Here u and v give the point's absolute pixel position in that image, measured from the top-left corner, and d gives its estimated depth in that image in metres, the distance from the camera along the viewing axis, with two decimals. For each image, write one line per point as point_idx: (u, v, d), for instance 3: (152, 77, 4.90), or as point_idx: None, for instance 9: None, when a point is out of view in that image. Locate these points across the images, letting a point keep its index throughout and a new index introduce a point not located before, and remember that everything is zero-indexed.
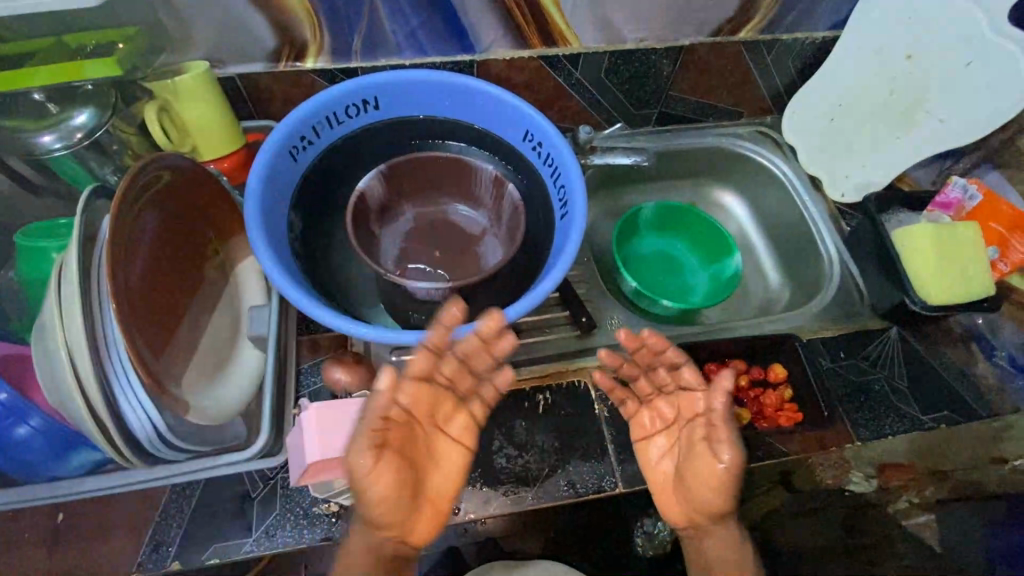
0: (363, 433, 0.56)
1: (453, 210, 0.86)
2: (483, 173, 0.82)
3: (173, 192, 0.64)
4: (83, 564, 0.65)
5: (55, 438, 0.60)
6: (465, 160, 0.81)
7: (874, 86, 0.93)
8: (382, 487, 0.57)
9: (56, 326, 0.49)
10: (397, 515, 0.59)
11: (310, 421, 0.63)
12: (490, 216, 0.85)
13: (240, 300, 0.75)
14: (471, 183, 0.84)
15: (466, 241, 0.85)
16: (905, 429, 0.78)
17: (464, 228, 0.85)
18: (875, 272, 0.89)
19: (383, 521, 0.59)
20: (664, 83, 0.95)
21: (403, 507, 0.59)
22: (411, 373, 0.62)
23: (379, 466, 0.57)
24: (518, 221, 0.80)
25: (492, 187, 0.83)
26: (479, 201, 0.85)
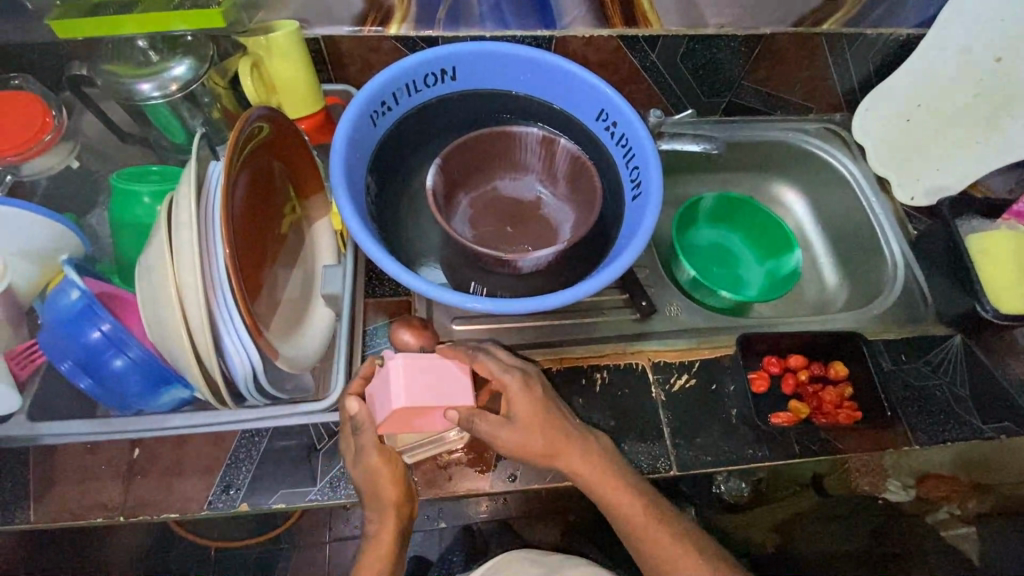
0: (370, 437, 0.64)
1: (506, 182, 0.85)
2: (527, 138, 0.80)
3: (264, 144, 0.65)
4: (156, 499, 0.67)
5: (146, 375, 0.61)
6: (508, 130, 0.79)
7: (955, 89, 0.92)
8: (384, 484, 0.64)
9: (168, 262, 0.51)
10: (393, 517, 0.65)
11: (398, 376, 0.63)
12: (543, 180, 0.84)
13: (313, 259, 0.78)
14: (515, 150, 0.82)
15: (530, 207, 0.85)
16: (964, 436, 0.78)
17: (519, 198, 0.85)
18: (942, 279, 0.87)
19: (386, 522, 0.65)
20: (738, 72, 0.94)
21: (403, 504, 0.66)
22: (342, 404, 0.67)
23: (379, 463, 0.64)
24: (588, 172, 0.79)
25: (538, 148, 0.81)
26: (526, 166, 0.84)
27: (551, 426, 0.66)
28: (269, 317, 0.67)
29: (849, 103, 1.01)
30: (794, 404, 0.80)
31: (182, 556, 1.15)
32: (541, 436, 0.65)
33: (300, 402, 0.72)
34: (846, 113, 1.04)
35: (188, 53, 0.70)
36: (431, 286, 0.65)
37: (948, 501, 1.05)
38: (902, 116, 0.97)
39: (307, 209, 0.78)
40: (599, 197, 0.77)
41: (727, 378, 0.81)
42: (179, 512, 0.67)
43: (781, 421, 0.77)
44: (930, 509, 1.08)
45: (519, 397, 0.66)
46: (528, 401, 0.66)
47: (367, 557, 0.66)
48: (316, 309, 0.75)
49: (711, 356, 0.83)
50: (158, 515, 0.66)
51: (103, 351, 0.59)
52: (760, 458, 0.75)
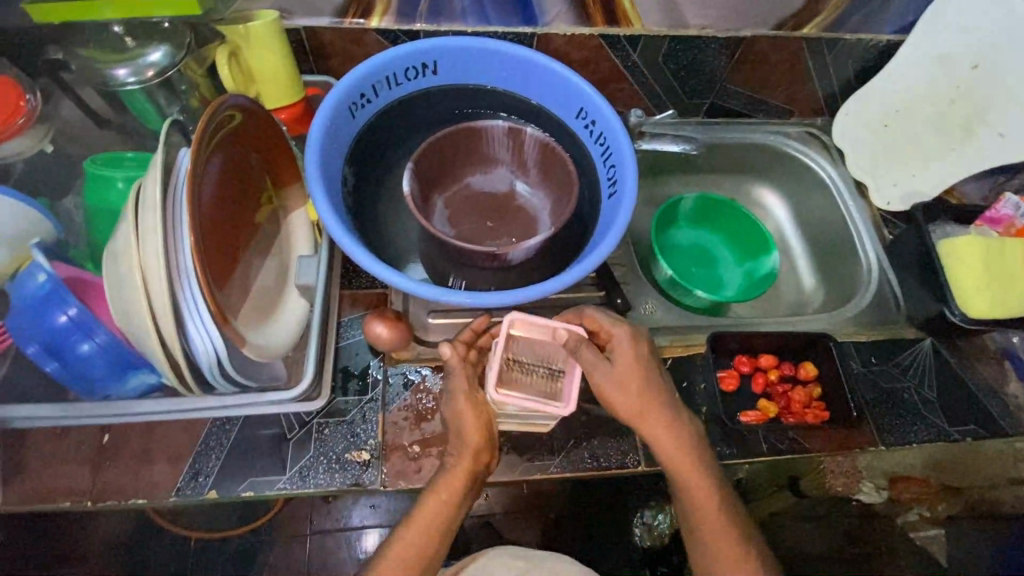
0: (460, 384, 0.67)
1: (477, 177, 0.84)
2: (493, 131, 0.79)
3: (238, 132, 0.65)
4: (125, 484, 0.67)
5: (114, 359, 0.62)
6: (472, 126, 0.78)
7: (933, 95, 0.93)
8: (460, 463, 0.66)
9: (132, 246, 0.51)
10: (453, 499, 0.66)
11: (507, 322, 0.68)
12: (515, 172, 0.84)
13: (290, 250, 0.78)
14: (480, 145, 0.81)
15: (505, 200, 0.85)
16: (929, 438, 0.79)
17: (492, 192, 0.85)
18: (914, 283, 0.89)
19: (448, 502, 0.66)
20: (719, 74, 0.95)
21: (469, 489, 0.67)
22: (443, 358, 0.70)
23: (463, 435, 0.66)
24: (559, 156, 0.79)
25: (506, 140, 0.81)
26: (494, 158, 0.83)
27: (645, 396, 0.67)
28: (239, 305, 0.67)
29: (829, 107, 1.03)
30: (763, 403, 0.81)
31: (163, 546, 1.15)
32: (631, 402, 0.67)
33: (270, 390, 0.69)
34: (827, 117, 1.05)
35: (165, 40, 0.70)
36: (402, 278, 0.65)
37: (919, 503, 1.06)
38: (880, 121, 0.98)
39: (284, 199, 0.79)
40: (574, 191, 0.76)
41: (699, 376, 0.81)
42: (147, 498, 0.67)
43: (749, 420, 0.80)
44: (901, 512, 1.10)
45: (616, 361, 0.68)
46: (627, 358, 0.68)
47: (410, 530, 0.67)
48: (289, 298, 0.75)
49: (684, 354, 0.83)
50: (125, 501, 0.67)
51: (70, 335, 0.59)
52: (727, 455, 0.76)
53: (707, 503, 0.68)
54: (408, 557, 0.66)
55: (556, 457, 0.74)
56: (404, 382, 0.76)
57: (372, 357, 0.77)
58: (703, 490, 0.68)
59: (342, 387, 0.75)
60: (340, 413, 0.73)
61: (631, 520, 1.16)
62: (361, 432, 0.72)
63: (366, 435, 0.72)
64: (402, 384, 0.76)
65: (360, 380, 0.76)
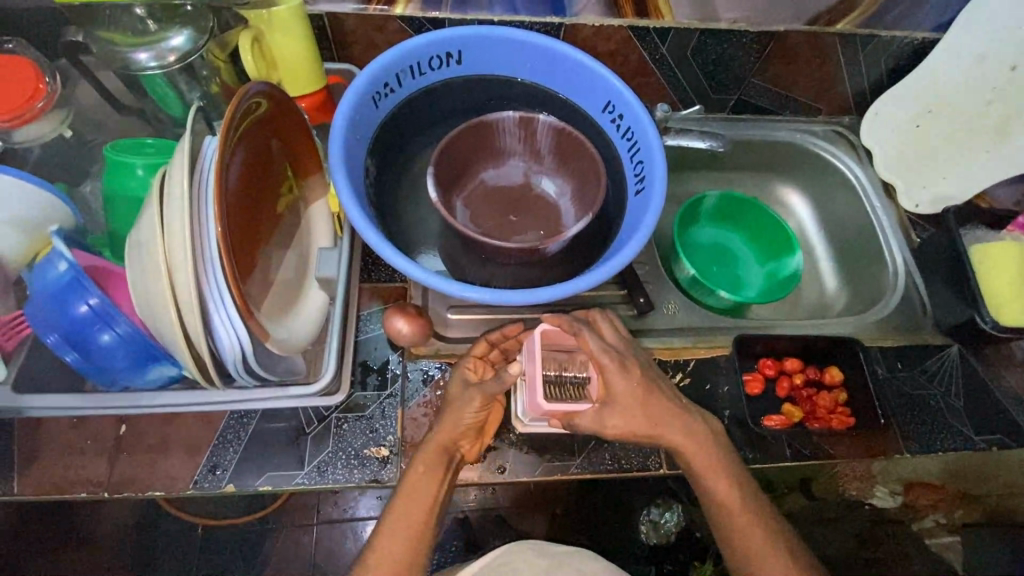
0: (461, 374, 0.70)
1: (490, 172, 0.82)
2: (504, 123, 0.77)
3: (261, 121, 0.64)
4: (141, 477, 0.67)
5: (134, 350, 0.61)
6: (483, 120, 0.76)
7: (969, 95, 0.91)
8: (436, 435, 0.66)
9: (158, 237, 0.49)
10: (433, 472, 0.65)
11: (539, 331, 0.68)
12: (528, 162, 0.82)
13: (310, 243, 0.76)
14: (491, 139, 0.79)
15: (521, 194, 0.83)
16: (955, 446, 0.78)
17: (507, 186, 0.83)
18: (941, 288, 0.87)
19: (427, 474, 0.65)
20: (748, 70, 0.92)
21: (448, 462, 0.66)
22: (472, 350, 0.71)
23: (452, 414, 0.66)
24: (575, 138, 0.76)
25: (516, 130, 0.78)
26: (505, 152, 0.81)
27: (662, 403, 0.66)
28: (260, 298, 0.65)
29: (858, 106, 1.00)
30: (787, 407, 0.80)
31: (169, 534, 1.14)
32: (647, 409, 0.65)
33: (290, 385, 0.68)
34: (855, 116, 1.02)
35: (186, 23, 0.68)
36: (428, 274, 0.64)
37: (935, 509, 1.06)
38: (912, 121, 0.95)
39: (304, 190, 0.77)
40: (603, 182, 0.73)
41: (721, 379, 0.80)
42: (164, 491, 0.66)
43: (774, 425, 0.78)
44: (916, 517, 1.08)
45: (617, 376, 0.64)
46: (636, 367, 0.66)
47: (397, 510, 0.65)
48: (309, 292, 0.74)
49: (707, 354, 0.82)
50: (143, 493, 0.66)
51: (90, 325, 0.58)
52: (750, 460, 0.75)
53: (728, 507, 0.67)
54: (400, 527, 0.64)
55: (577, 456, 0.74)
56: (423, 377, 0.75)
57: (391, 352, 0.76)
58: (723, 493, 0.67)
59: (361, 382, 0.74)
60: (359, 407, 0.72)
61: (637, 517, 1.15)
62: (380, 427, 0.71)
63: (385, 431, 0.71)
64: (421, 380, 0.75)
65: (380, 374, 0.75)
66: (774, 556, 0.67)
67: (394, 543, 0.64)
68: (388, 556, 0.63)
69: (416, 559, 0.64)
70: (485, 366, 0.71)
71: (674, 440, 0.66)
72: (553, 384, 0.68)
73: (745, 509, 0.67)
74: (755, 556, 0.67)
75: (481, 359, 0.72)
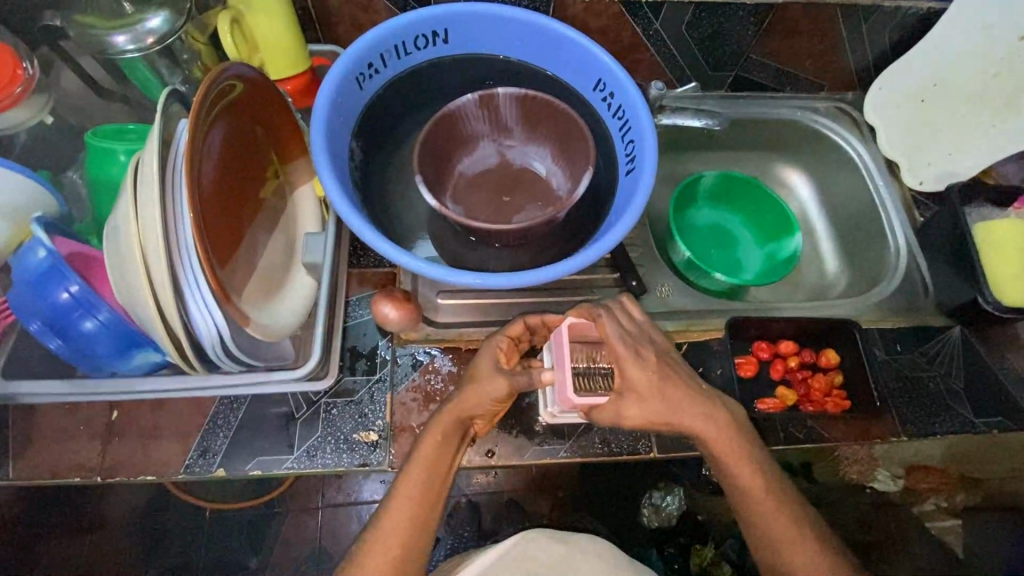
0: (492, 353, 0.67)
1: (465, 162, 0.80)
2: (465, 108, 0.75)
3: (240, 105, 0.63)
4: (133, 461, 0.67)
5: (120, 336, 0.61)
6: (447, 109, 0.74)
7: (975, 68, 0.87)
8: (453, 407, 0.65)
9: (132, 223, 0.49)
10: (448, 442, 0.64)
11: (566, 326, 0.65)
12: (498, 140, 0.80)
13: (296, 228, 0.75)
14: (460, 127, 0.77)
15: (506, 175, 0.81)
16: (954, 429, 0.77)
17: (484, 172, 0.81)
18: (944, 268, 0.85)
19: (443, 445, 0.64)
20: (746, 44, 0.89)
21: (460, 436, 0.65)
22: (506, 329, 0.69)
23: (476, 391, 0.65)
24: (544, 103, 0.74)
25: (479, 112, 0.76)
26: (474, 138, 0.79)
27: (670, 391, 0.63)
28: (243, 284, 0.65)
29: (862, 81, 0.97)
30: (781, 390, 0.79)
31: (175, 517, 1.17)
32: (655, 401, 0.63)
33: (276, 369, 0.68)
34: (859, 92, 0.99)
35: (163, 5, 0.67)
36: (411, 259, 0.63)
37: (936, 492, 1.05)
38: (917, 96, 0.92)
39: (289, 174, 0.76)
40: (593, 161, 0.71)
41: (715, 362, 0.79)
42: (156, 475, 0.67)
43: (767, 408, 0.77)
44: (917, 501, 1.07)
45: (630, 362, 0.63)
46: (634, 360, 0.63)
47: (405, 479, 0.63)
48: (296, 277, 0.73)
49: (701, 338, 0.80)
50: (134, 477, 0.67)
51: (72, 312, 0.58)
52: None
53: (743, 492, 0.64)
54: (412, 494, 0.62)
55: (564, 438, 0.73)
56: (413, 362, 0.75)
57: (380, 338, 0.76)
58: (742, 484, 0.64)
59: (350, 366, 0.74)
60: (349, 392, 0.72)
61: (640, 500, 1.15)
62: (369, 412, 0.71)
63: (374, 416, 0.71)
64: (411, 365, 0.74)
65: (368, 360, 0.74)
66: (800, 549, 0.63)
67: (406, 514, 0.62)
68: (402, 524, 0.62)
69: (427, 528, 0.63)
70: (514, 349, 0.69)
71: (676, 426, 0.63)
72: (581, 376, 0.66)
73: (764, 500, 0.64)
74: (775, 546, 0.63)
75: (512, 340, 0.69)
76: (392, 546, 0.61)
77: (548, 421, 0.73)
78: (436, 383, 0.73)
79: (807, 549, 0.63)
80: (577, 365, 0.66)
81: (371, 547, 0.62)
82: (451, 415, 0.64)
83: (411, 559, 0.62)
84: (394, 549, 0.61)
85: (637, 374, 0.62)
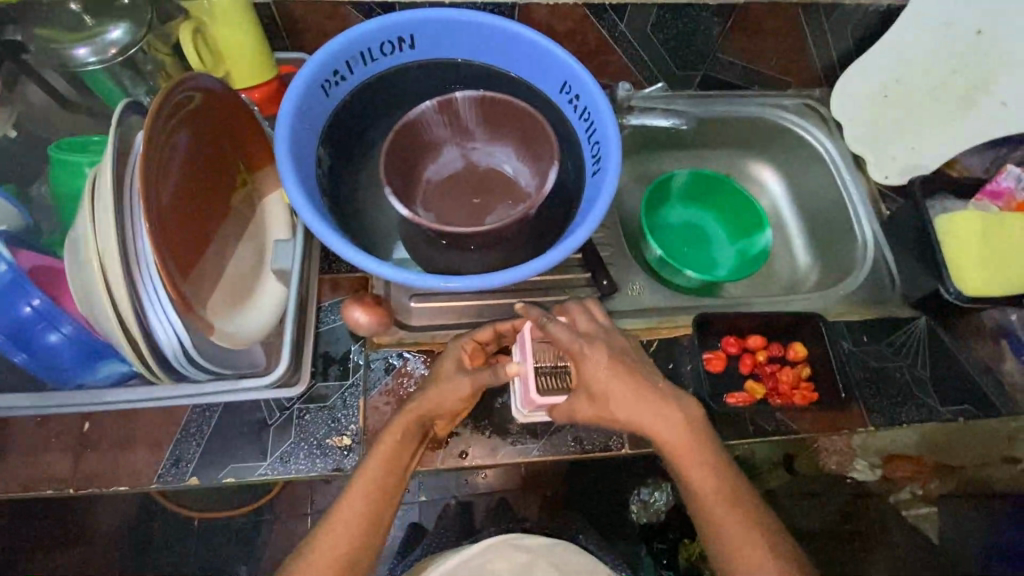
0: (456, 355, 0.69)
1: (431, 169, 0.81)
2: (426, 115, 0.76)
3: (202, 115, 0.63)
4: (105, 472, 0.68)
5: (86, 347, 0.62)
6: (410, 117, 0.75)
7: (936, 64, 0.89)
8: (415, 406, 0.66)
9: (89, 235, 0.49)
10: (407, 440, 0.65)
11: (528, 327, 0.68)
12: (461, 144, 0.81)
13: (265, 235, 0.76)
14: (424, 134, 0.77)
15: (475, 178, 0.82)
16: (920, 418, 0.78)
17: (452, 176, 0.82)
18: (909, 259, 0.86)
19: (400, 443, 0.65)
20: (711, 44, 0.91)
21: (419, 434, 0.66)
22: (472, 333, 0.71)
23: (437, 391, 0.66)
24: (506, 103, 0.75)
25: (439, 117, 0.77)
26: (438, 144, 0.79)
27: (636, 388, 0.64)
28: (209, 293, 0.65)
29: (827, 78, 0.98)
30: (750, 385, 0.80)
31: (163, 526, 1.17)
32: (627, 395, 0.64)
33: (246, 377, 0.68)
34: (825, 88, 1.01)
35: (125, 17, 0.68)
36: (375, 263, 0.64)
37: (912, 480, 1.05)
38: (880, 92, 0.93)
39: (258, 182, 0.76)
40: (557, 163, 0.72)
41: (686, 358, 0.80)
42: (128, 485, 0.67)
43: (735, 402, 0.78)
44: (895, 490, 1.09)
45: (593, 361, 0.64)
46: (599, 357, 0.64)
47: (361, 477, 0.64)
48: (266, 285, 0.73)
49: (670, 335, 0.81)
50: (107, 488, 0.67)
51: (35, 325, 0.58)
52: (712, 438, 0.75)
53: (714, 484, 0.65)
54: (366, 491, 0.63)
55: (536, 438, 0.74)
56: (386, 366, 0.75)
57: (352, 342, 0.76)
58: (708, 477, 0.65)
59: (322, 372, 0.74)
60: (321, 398, 0.73)
61: (630, 497, 1.15)
62: (342, 417, 0.72)
63: (347, 420, 0.72)
64: (383, 369, 0.75)
65: (341, 364, 0.75)
66: (767, 540, 0.64)
67: (358, 511, 0.63)
68: (352, 520, 0.62)
69: (377, 525, 0.64)
70: (479, 352, 0.71)
71: (645, 423, 0.64)
72: (547, 374, 0.69)
73: (728, 490, 0.65)
74: (745, 540, 0.64)
75: (478, 344, 0.71)
76: (342, 544, 0.62)
77: (524, 420, 0.73)
78: (408, 386, 0.74)
79: (774, 539, 0.64)
80: (542, 364, 0.69)
81: (320, 544, 0.62)
82: (413, 412, 0.66)
83: (362, 553, 0.62)
84: (346, 545, 0.62)
85: (606, 370, 0.63)
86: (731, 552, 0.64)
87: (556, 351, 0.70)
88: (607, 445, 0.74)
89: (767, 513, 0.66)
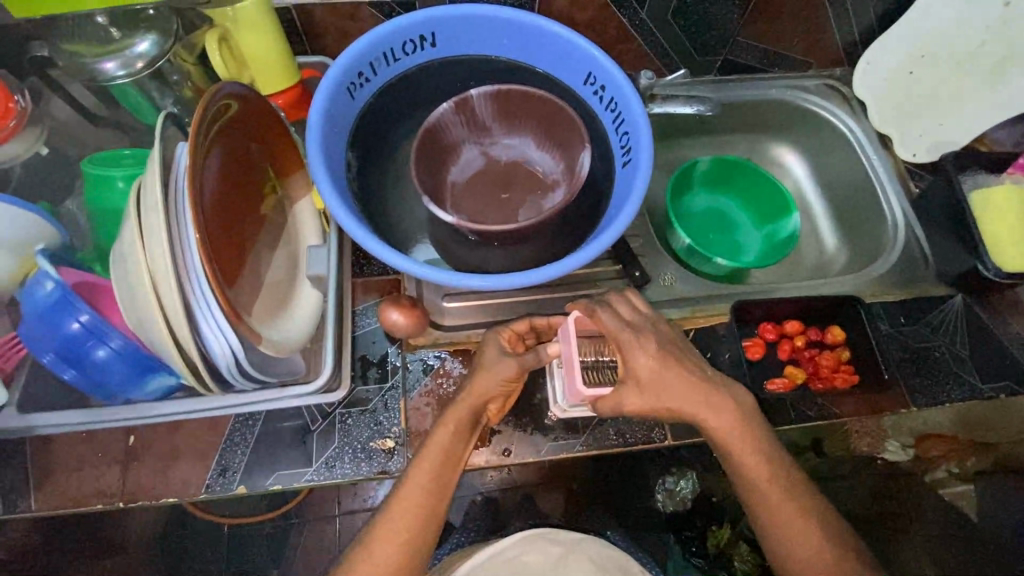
0: (497, 341, 0.69)
1: (455, 170, 0.80)
2: (443, 118, 0.75)
3: (235, 124, 0.63)
4: (154, 484, 0.68)
5: (134, 362, 0.61)
6: (429, 121, 0.74)
7: (965, 37, 0.87)
8: (466, 396, 0.66)
9: (139, 250, 0.49)
10: (462, 431, 0.65)
11: (572, 319, 0.66)
12: (480, 143, 0.80)
13: (298, 241, 0.76)
14: (445, 137, 0.77)
15: (499, 173, 0.81)
16: (963, 397, 0.77)
17: (475, 175, 0.81)
18: (941, 237, 0.85)
19: (456, 432, 0.65)
20: (732, 27, 0.89)
21: (472, 424, 0.66)
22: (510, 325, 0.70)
23: (486, 378, 0.66)
24: (533, 97, 0.74)
25: (457, 118, 0.76)
26: (457, 146, 0.79)
27: (682, 379, 0.63)
28: (251, 302, 0.65)
29: (850, 57, 0.97)
30: (790, 369, 0.80)
31: (193, 532, 1.17)
32: (674, 386, 0.63)
33: (290, 385, 0.68)
34: (847, 67, 0.99)
35: (151, 28, 0.67)
36: (415, 264, 0.63)
37: (946, 459, 1.06)
38: (906, 68, 0.92)
39: (288, 188, 0.76)
40: (588, 151, 0.72)
41: (722, 347, 0.80)
42: (178, 497, 0.68)
43: (776, 388, 0.78)
44: (928, 469, 1.08)
45: (637, 354, 0.63)
46: (644, 350, 0.64)
47: (417, 469, 0.64)
48: (302, 291, 0.74)
49: (707, 324, 0.81)
50: (157, 500, 0.68)
51: (84, 342, 0.58)
52: None
53: (764, 471, 0.64)
54: (422, 480, 0.63)
55: (578, 433, 0.74)
56: (424, 367, 0.75)
57: (389, 345, 0.76)
58: (756, 464, 0.65)
59: (362, 376, 0.74)
60: (362, 402, 0.72)
61: (653, 485, 1.16)
62: (384, 420, 0.72)
63: (390, 423, 0.72)
64: (422, 370, 0.75)
65: (380, 367, 0.75)
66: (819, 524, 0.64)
67: (415, 501, 0.63)
68: (410, 510, 0.62)
69: (434, 518, 0.64)
70: (519, 340, 0.70)
71: (693, 412, 0.64)
72: (590, 369, 0.67)
73: (777, 476, 0.65)
74: (796, 524, 0.64)
75: (516, 333, 0.70)
76: (401, 533, 0.62)
77: (561, 415, 0.73)
78: (448, 386, 0.74)
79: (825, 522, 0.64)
80: (583, 358, 0.67)
81: (376, 538, 0.62)
82: (467, 399, 0.66)
83: (416, 545, 0.63)
84: (402, 540, 0.62)
85: (652, 362, 0.63)
86: (782, 537, 0.64)
87: (598, 345, 0.69)
88: (650, 437, 0.74)
89: (817, 497, 0.66)
